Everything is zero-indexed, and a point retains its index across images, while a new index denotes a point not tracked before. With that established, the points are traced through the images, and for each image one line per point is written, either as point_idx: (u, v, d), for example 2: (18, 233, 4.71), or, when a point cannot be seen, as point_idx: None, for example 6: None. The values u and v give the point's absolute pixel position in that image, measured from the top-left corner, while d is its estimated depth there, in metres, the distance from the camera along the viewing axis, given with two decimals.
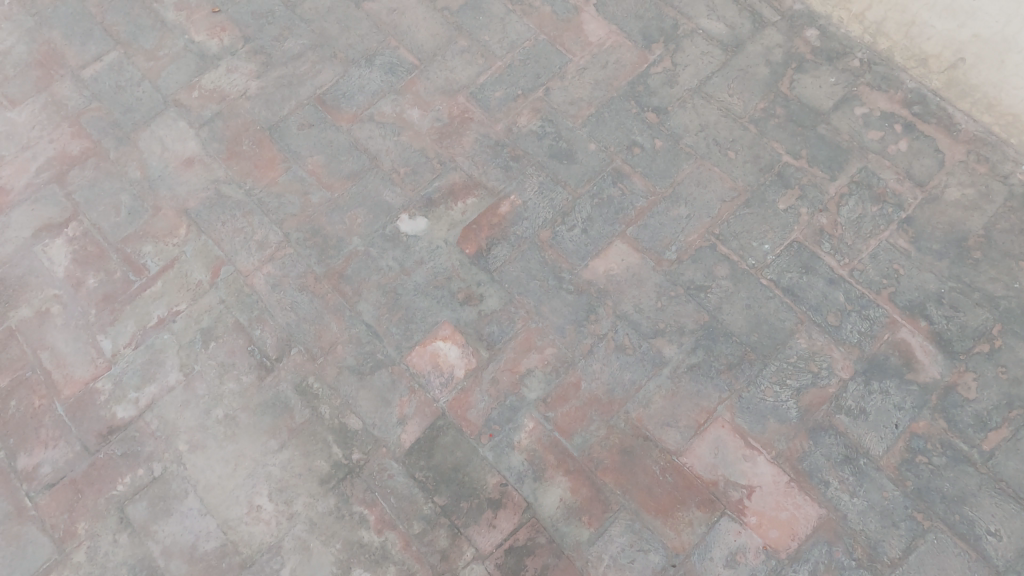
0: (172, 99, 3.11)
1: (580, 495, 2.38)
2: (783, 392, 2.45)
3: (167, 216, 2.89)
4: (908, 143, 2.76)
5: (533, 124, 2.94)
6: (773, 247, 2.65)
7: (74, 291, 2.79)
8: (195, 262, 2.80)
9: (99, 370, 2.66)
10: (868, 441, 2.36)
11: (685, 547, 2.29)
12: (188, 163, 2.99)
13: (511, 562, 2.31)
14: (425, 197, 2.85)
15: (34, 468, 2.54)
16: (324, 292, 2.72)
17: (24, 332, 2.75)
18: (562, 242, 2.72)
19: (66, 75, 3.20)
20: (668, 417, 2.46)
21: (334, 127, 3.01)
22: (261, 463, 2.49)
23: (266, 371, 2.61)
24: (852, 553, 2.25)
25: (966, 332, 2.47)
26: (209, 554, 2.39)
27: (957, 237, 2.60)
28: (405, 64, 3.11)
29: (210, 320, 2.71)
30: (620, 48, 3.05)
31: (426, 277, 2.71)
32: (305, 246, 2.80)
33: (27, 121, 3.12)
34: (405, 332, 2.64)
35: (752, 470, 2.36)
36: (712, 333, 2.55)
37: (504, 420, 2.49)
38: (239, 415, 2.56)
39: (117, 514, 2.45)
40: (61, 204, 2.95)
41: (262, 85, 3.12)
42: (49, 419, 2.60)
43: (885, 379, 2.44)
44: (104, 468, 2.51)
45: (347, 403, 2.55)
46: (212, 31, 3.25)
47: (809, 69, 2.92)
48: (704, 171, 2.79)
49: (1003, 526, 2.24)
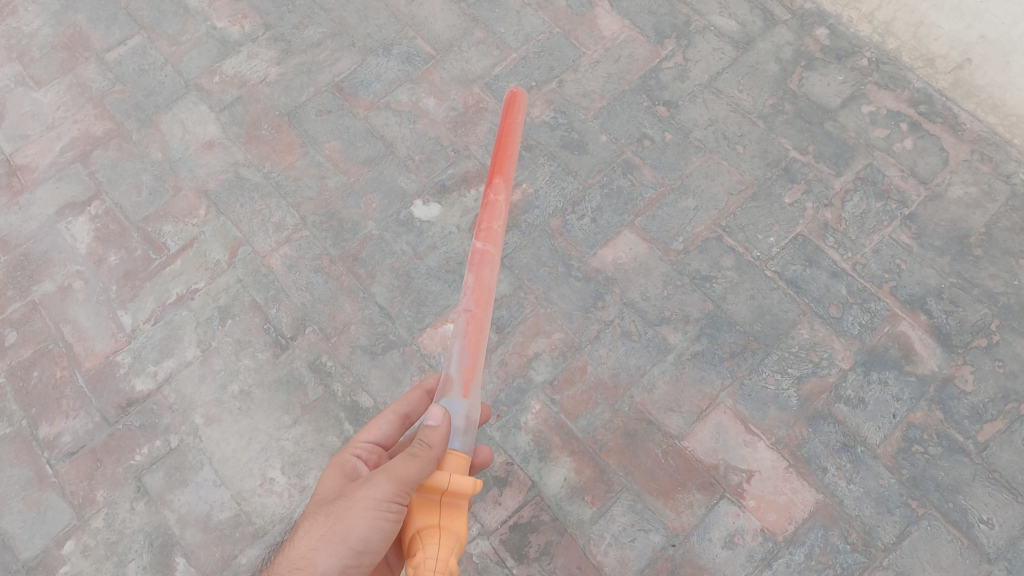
0: (194, 84, 3.19)
1: (584, 475, 2.44)
2: (784, 380, 2.52)
3: (187, 197, 2.97)
4: (914, 141, 2.81)
5: (546, 115, 3.01)
6: (778, 240, 2.71)
7: (96, 268, 2.88)
8: (214, 242, 2.88)
9: (119, 344, 2.74)
10: (866, 430, 2.43)
11: (684, 527, 2.36)
12: (209, 146, 3.06)
13: (516, 539, 2.38)
14: (438, 183, 2.92)
15: (55, 437, 2.62)
16: (339, 274, 2.79)
17: (47, 306, 2.83)
18: (572, 230, 2.79)
19: (91, 58, 3.28)
20: (672, 402, 2.53)
21: (350, 114, 3.08)
22: (275, 438, 2.56)
23: (281, 349, 2.69)
24: (847, 537, 2.31)
25: (965, 327, 2.53)
26: (223, 524, 2.46)
27: (958, 234, 2.66)
28: (423, 54, 3.18)
29: (227, 298, 2.78)
30: (633, 42, 3.11)
31: (438, 262, 2.78)
32: (322, 229, 2.87)
33: (52, 102, 3.20)
34: (417, 314, 2.71)
35: (751, 455, 2.43)
36: (716, 322, 2.62)
37: (512, 401, 2.55)
38: (255, 391, 2.64)
39: (135, 483, 2.53)
40: (84, 183, 3.03)
41: (282, 71, 3.19)
42: (70, 390, 2.68)
43: (884, 370, 2.50)
44: (123, 439, 2.59)
45: (359, 381, 2.62)
46: (234, 17, 3.33)
47: (818, 67, 2.98)
48: (713, 165, 2.85)
49: (995, 515, 2.30)
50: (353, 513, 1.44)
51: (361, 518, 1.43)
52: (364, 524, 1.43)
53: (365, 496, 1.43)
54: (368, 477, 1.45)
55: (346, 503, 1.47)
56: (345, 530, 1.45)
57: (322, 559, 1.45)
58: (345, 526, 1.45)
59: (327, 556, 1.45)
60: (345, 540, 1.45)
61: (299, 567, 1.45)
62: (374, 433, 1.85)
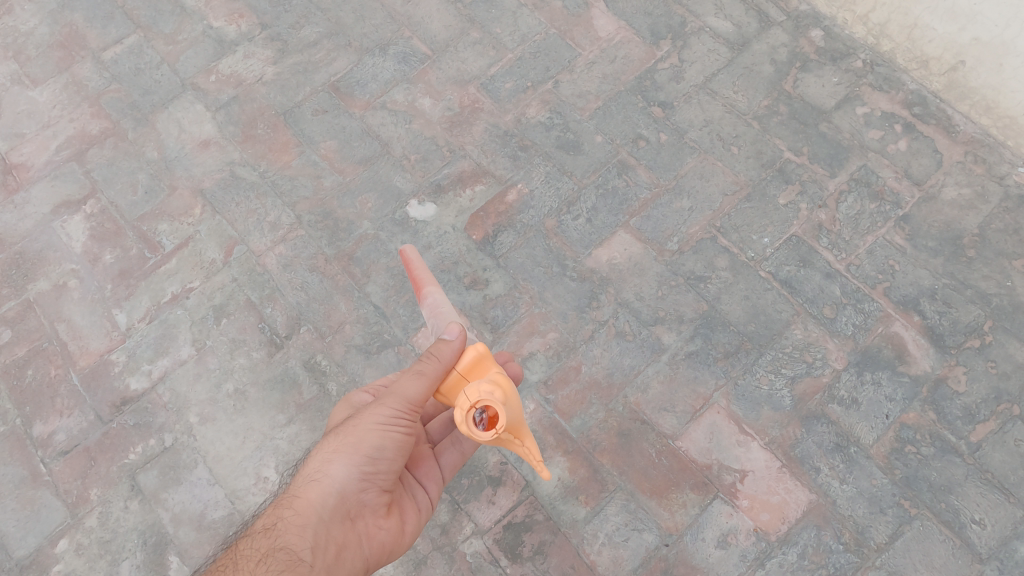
0: (190, 83, 3.19)
1: (577, 474, 2.45)
2: (778, 380, 2.52)
3: (183, 196, 2.97)
4: (908, 143, 2.82)
5: (542, 115, 3.01)
6: (772, 241, 2.72)
7: (91, 266, 2.87)
8: (209, 241, 2.88)
9: (114, 343, 2.74)
10: (860, 430, 2.43)
11: (678, 527, 2.36)
12: (205, 145, 3.07)
13: (509, 538, 2.38)
14: (434, 183, 2.92)
15: (49, 436, 2.62)
16: (334, 273, 2.79)
17: (42, 305, 2.83)
18: (567, 230, 2.80)
19: (87, 57, 3.28)
20: (666, 402, 2.53)
21: (347, 114, 3.08)
22: (269, 437, 2.56)
23: (276, 348, 2.69)
24: (840, 537, 2.31)
25: (958, 328, 2.54)
26: (217, 523, 2.45)
27: (952, 235, 2.67)
28: (419, 54, 3.19)
29: (222, 297, 2.78)
30: (629, 43, 3.12)
31: (433, 262, 2.79)
32: (317, 228, 2.88)
33: (48, 101, 3.20)
34: (412, 313, 2.71)
35: (745, 455, 2.44)
36: (710, 322, 2.62)
37: None
38: (249, 390, 2.64)
39: (129, 482, 2.53)
40: (80, 182, 3.03)
41: (278, 71, 3.19)
42: (65, 389, 2.68)
43: (877, 370, 2.51)
44: (117, 438, 2.59)
45: (354, 380, 2.63)
46: (231, 17, 3.33)
47: (813, 69, 2.99)
48: (708, 166, 2.86)
49: (987, 516, 2.30)
50: (365, 424, 1.71)
51: (372, 428, 1.70)
52: (373, 436, 1.70)
53: (373, 412, 1.72)
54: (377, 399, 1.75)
55: (355, 421, 1.73)
56: (357, 441, 1.70)
57: (336, 470, 1.68)
58: (356, 439, 1.70)
59: (341, 467, 1.68)
60: (358, 449, 1.69)
61: (314, 478, 1.68)
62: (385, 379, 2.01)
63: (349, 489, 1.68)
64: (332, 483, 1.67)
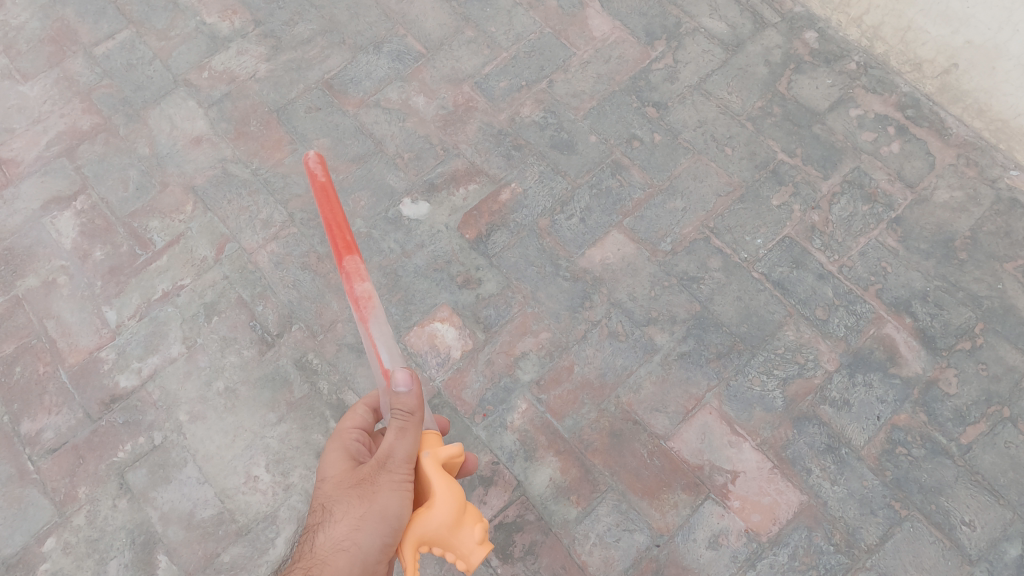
0: (183, 79, 3.17)
1: (569, 475, 2.44)
2: (770, 381, 2.52)
3: (174, 193, 2.95)
4: (901, 145, 2.84)
5: (536, 115, 3.01)
6: (765, 242, 2.72)
7: (81, 263, 2.85)
8: (201, 238, 2.86)
9: (103, 340, 2.72)
10: (851, 431, 2.44)
11: (669, 528, 2.36)
12: (197, 141, 3.05)
13: (500, 538, 2.37)
14: (427, 182, 2.91)
15: (37, 433, 2.60)
16: (326, 272, 2.78)
17: (30, 301, 2.80)
18: (561, 230, 2.79)
19: (78, 52, 3.26)
20: (658, 403, 2.53)
21: (340, 111, 3.07)
22: (260, 436, 2.55)
23: (267, 346, 2.67)
24: (830, 538, 2.31)
25: (949, 330, 2.54)
26: (206, 522, 2.44)
27: (943, 238, 2.68)
28: (413, 52, 3.17)
29: (213, 295, 2.76)
30: (623, 44, 3.12)
31: (426, 261, 2.78)
32: (310, 226, 2.86)
33: (39, 96, 3.17)
34: (405, 313, 2.70)
35: (737, 456, 2.44)
36: (703, 323, 2.62)
37: (498, 400, 2.55)
38: (240, 388, 2.62)
39: (118, 480, 2.51)
40: (71, 178, 3.01)
41: (272, 68, 3.18)
42: (53, 387, 2.66)
43: (869, 372, 2.51)
44: (106, 435, 2.57)
45: (345, 379, 2.61)
46: (224, 13, 3.31)
47: (807, 70, 2.99)
48: (701, 166, 2.86)
49: (977, 517, 2.31)
50: (383, 491, 1.52)
51: (394, 493, 1.52)
52: (397, 502, 1.51)
53: (390, 475, 1.53)
54: (386, 460, 1.53)
55: (374, 486, 1.52)
56: (380, 508, 1.50)
57: (364, 538, 1.50)
58: (381, 504, 1.51)
59: (367, 532, 1.50)
60: (380, 516, 1.50)
61: (341, 548, 1.50)
62: (356, 420, 1.74)
63: (376, 552, 1.52)
64: (360, 552, 1.50)
